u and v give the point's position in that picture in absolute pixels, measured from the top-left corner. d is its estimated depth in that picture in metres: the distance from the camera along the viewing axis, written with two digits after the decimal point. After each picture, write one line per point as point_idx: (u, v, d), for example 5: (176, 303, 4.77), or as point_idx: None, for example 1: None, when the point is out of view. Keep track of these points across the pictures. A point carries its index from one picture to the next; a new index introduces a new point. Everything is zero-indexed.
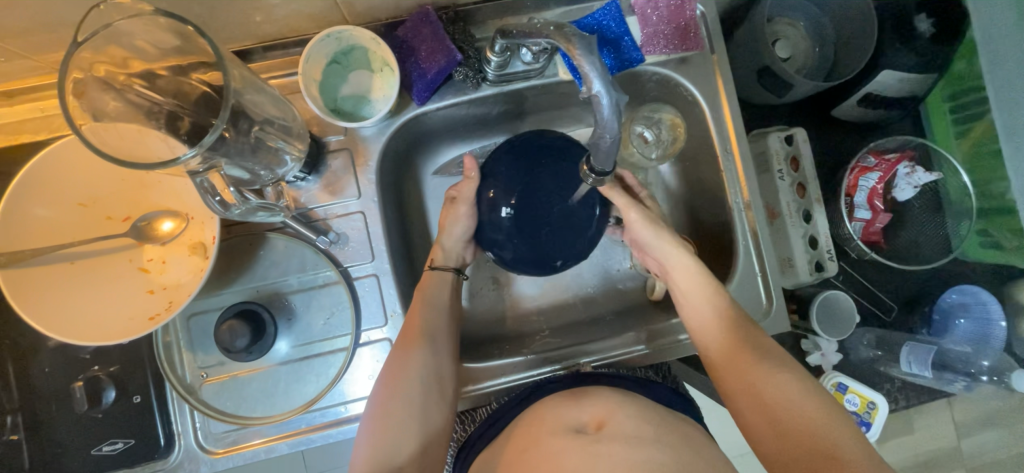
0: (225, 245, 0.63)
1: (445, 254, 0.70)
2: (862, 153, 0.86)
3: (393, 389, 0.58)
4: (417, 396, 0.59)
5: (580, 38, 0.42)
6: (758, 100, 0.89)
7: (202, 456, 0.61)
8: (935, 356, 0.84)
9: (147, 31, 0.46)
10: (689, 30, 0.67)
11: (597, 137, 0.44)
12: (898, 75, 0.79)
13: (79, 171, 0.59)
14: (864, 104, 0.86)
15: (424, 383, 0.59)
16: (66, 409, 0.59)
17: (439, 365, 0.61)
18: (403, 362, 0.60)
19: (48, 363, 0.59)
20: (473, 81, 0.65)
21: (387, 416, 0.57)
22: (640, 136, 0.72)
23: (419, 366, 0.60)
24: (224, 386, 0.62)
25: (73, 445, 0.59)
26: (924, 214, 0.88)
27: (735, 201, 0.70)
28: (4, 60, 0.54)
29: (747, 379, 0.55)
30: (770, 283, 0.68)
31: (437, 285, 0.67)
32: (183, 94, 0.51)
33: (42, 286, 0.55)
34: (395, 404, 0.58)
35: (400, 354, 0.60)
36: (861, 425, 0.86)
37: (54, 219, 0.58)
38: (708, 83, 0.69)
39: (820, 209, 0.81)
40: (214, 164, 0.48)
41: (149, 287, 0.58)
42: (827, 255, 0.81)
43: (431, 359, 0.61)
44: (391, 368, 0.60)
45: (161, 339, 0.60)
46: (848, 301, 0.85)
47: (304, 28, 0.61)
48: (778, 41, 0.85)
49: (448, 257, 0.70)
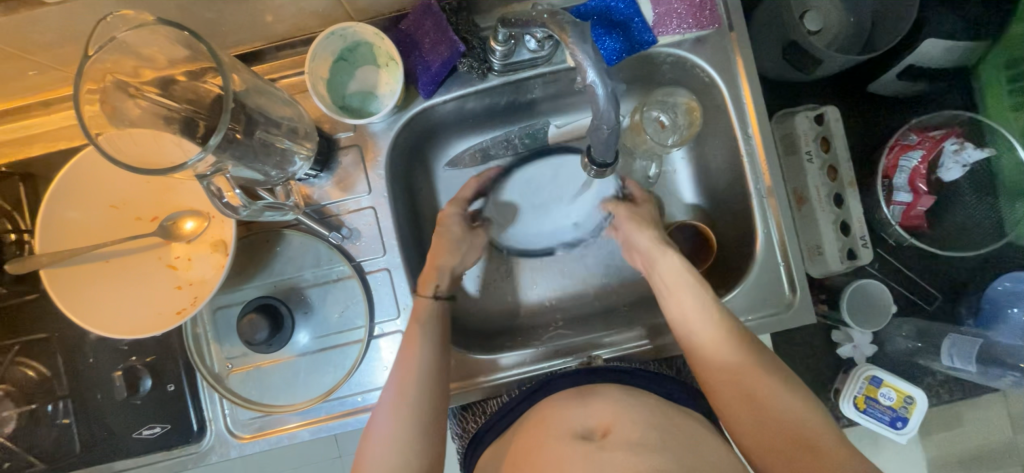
0: (245, 241, 0.66)
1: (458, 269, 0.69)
2: (902, 131, 0.80)
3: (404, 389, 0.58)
4: (429, 391, 0.58)
5: (575, 25, 0.44)
6: (785, 77, 0.84)
7: (232, 441, 0.65)
8: (982, 350, 0.77)
9: (154, 40, 0.48)
10: (704, 7, 0.64)
11: (596, 128, 0.47)
12: (941, 43, 0.73)
13: (111, 176, 0.63)
14: (904, 78, 0.80)
15: (432, 380, 0.59)
16: (109, 396, 0.64)
17: (443, 358, 0.61)
18: (412, 355, 0.59)
19: (92, 354, 0.64)
20: (479, 72, 0.64)
21: (405, 399, 0.57)
22: (656, 121, 0.69)
23: (424, 355, 0.60)
24: (250, 375, 0.65)
25: (118, 428, 0.64)
26: (972, 196, 0.81)
27: (755, 188, 0.66)
28: (37, 73, 0.57)
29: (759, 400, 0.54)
30: (794, 273, 0.65)
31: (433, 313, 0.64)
32: (198, 99, 0.53)
33: (83, 283, 0.59)
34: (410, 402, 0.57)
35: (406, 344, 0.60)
36: (896, 420, 0.81)
37: (89, 219, 0.62)
38: (726, 63, 0.65)
39: (852, 192, 0.76)
40: (221, 167, 0.49)
41: (176, 283, 0.61)
42: (861, 241, 0.76)
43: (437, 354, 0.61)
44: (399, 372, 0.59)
45: (191, 331, 0.64)
46: (883, 290, 0.80)
47: (310, 27, 0.61)
48: (807, 12, 0.78)
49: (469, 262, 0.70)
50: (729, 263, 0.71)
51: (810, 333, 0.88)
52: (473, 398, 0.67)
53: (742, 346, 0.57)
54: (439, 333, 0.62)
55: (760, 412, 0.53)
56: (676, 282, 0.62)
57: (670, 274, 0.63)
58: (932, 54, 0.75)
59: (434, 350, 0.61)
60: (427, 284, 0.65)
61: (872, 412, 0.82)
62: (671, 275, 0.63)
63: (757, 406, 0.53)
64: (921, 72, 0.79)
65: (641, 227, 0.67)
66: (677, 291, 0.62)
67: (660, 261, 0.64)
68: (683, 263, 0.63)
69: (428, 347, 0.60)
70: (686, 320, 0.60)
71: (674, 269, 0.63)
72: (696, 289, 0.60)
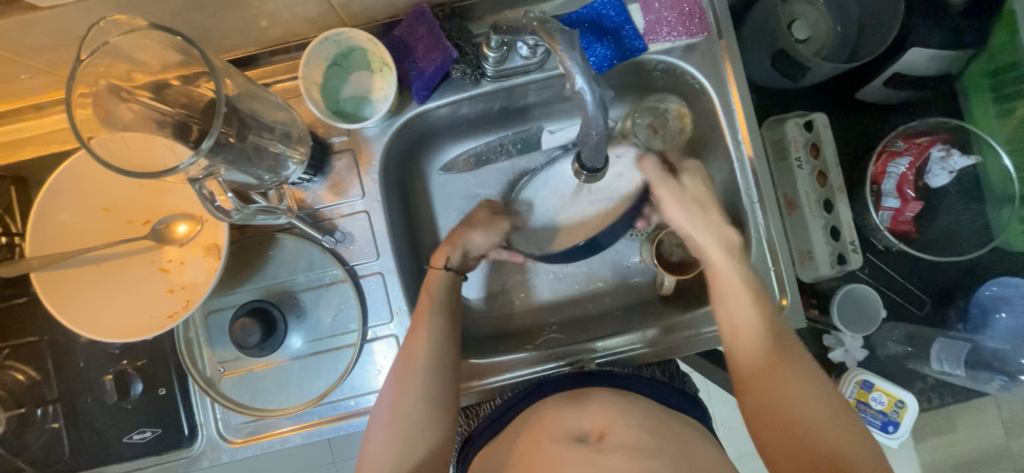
0: (238, 244, 0.66)
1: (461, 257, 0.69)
2: (889, 138, 0.81)
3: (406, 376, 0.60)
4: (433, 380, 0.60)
5: (563, 33, 0.45)
6: (775, 84, 0.85)
7: (223, 445, 0.64)
8: (970, 354, 0.80)
9: (147, 44, 0.48)
10: (693, 15, 0.65)
11: (585, 134, 0.48)
12: (926, 52, 0.75)
13: (103, 179, 0.63)
14: (891, 85, 0.82)
15: (437, 370, 0.61)
16: (100, 400, 0.63)
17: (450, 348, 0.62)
18: (417, 347, 0.61)
19: (82, 358, 0.64)
20: (472, 78, 0.65)
21: (408, 385, 0.60)
22: (646, 126, 0.70)
23: (430, 348, 0.61)
24: (242, 379, 0.65)
25: (108, 432, 0.64)
26: (959, 201, 0.82)
27: (745, 193, 0.67)
28: (30, 76, 0.57)
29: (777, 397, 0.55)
30: (784, 277, 0.65)
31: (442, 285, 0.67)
32: (191, 103, 0.53)
33: (73, 286, 0.59)
34: (411, 394, 0.59)
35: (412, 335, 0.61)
36: (888, 425, 0.81)
37: (80, 222, 0.62)
38: (715, 70, 0.66)
39: (842, 198, 0.77)
40: (213, 171, 0.49)
41: (168, 287, 0.61)
42: (850, 247, 0.77)
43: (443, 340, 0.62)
44: (403, 359, 0.60)
45: (183, 334, 0.64)
46: (874, 295, 0.81)
47: (304, 32, 0.62)
48: (795, 21, 0.80)
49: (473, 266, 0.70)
50: None
51: (802, 338, 0.89)
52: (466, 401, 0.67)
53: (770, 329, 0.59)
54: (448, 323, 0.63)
55: (777, 411, 0.54)
56: (731, 282, 0.61)
57: (728, 274, 0.62)
58: (916, 62, 0.77)
59: (442, 337, 0.62)
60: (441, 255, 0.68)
61: (863, 416, 0.82)
62: (730, 276, 0.62)
63: (775, 399, 0.55)
64: (905, 80, 0.81)
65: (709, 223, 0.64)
66: (728, 284, 0.61)
67: (721, 261, 0.62)
68: (740, 266, 0.62)
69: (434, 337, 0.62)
70: (740, 328, 0.60)
71: (728, 275, 0.62)
72: (755, 298, 0.60)
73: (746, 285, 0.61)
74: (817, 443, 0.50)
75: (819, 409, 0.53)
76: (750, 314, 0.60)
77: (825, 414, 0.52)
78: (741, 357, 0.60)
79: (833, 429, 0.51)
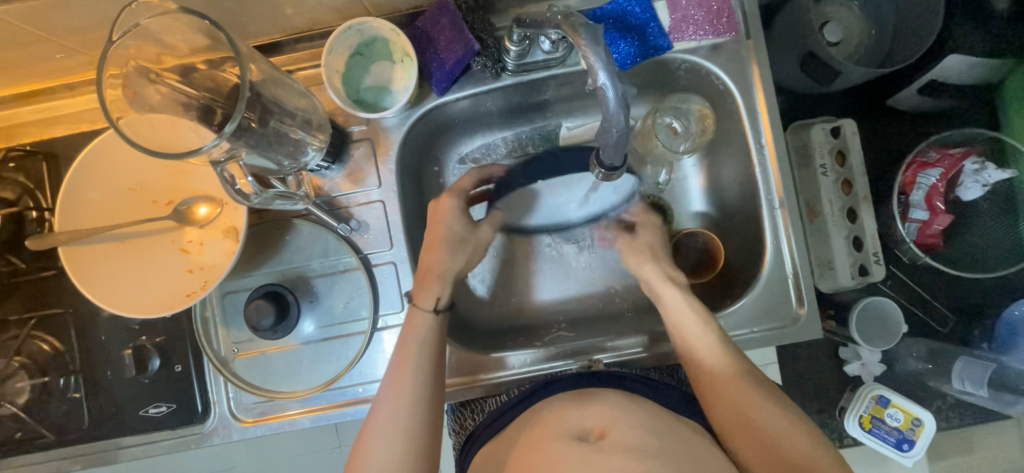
0: (256, 228, 0.67)
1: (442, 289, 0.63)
2: (921, 147, 0.78)
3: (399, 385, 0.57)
4: (423, 395, 0.57)
5: (587, 27, 0.44)
6: (803, 88, 0.83)
7: (234, 424, 0.66)
8: (995, 375, 0.76)
9: (176, 27, 0.49)
10: (722, 14, 0.63)
11: (606, 130, 0.47)
12: (964, 60, 0.72)
13: (130, 160, 0.64)
14: (926, 93, 0.80)
15: (424, 386, 0.57)
16: (119, 373, 0.65)
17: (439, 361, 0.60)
18: (408, 357, 0.58)
19: (104, 332, 0.66)
20: (492, 71, 0.64)
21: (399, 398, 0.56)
22: (668, 127, 0.67)
23: (420, 362, 0.58)
24: (254, 360, 0.66)
25: (125, 404, 0.66)
26: (992, 216, 0.79)
27: (767, 198, 0.65)
28: (65, 56, 0.59)
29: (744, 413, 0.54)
30: (803, 286, 0.64)
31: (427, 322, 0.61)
32: (216, 87, 0.54)
33: (98, 262, 0.61)
34: (400, 409, 0.56)
35: (403, 345, 0.59)
36: (902, 442, 0.79)
37: (106, 200, 0.64)
38: (741, 71, 0.65)
39: (867, 207, 0.75)
40: (235, 154, 0.50)
41: (188, 266, 0.63)
42: (874, 258, 0.74)
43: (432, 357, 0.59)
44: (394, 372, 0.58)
45: (200, 313, 0.65)
46: (897, 310, 0.79)
47: (328, 20, 0.62)
48: (827, 23, 0.78)
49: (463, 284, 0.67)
50: (736, 274, 0.71)
51: (817, 349, 0.87)
52: (471, 395, 0.67)
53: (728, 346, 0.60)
54: (436, 336, 0.61)
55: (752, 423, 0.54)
56: (683, 319, 0.61)
57: (681, 309, 0.62)
58: (954, 69, 0.75)
59: (432, 350, 0.60)
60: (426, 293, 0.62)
61: (877, 432, 0.80)
62: (682, 312, 0.62)
63: (744, 412, 0.55)
64: (942, 87, 0.79)
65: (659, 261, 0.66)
66: (683, 326, 0.61)
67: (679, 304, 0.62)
68: (688, 299, 0.62)
69: (424, 349, 0.59)
70: (698, 353, 0.60)
71: (680, 308, 0.62)
72: (706, 327, 0.60)
73: (694, 312, 0.61)
74: (786, 445, 0.51)
75: (776, 411, 0.54)
76: (704, 337, 0.60)
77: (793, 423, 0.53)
78: (699, 374, 0.59)
79: (793, 428, 0.52)
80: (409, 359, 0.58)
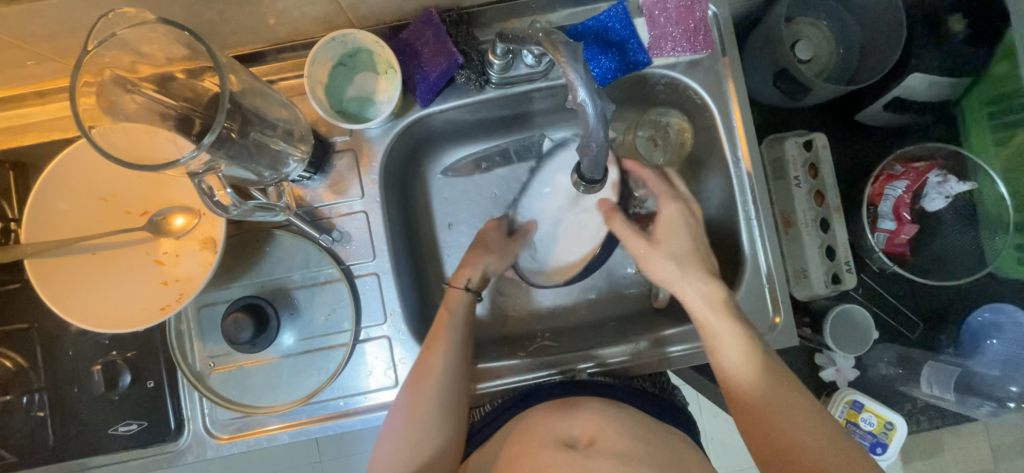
0: (235, 239, 0.66)
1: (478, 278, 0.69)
2: (888, 161, 0.82)
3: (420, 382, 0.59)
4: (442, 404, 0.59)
5: (567, 45, 0.45)
6: (776, 103, 0.86)
7: (209, 441, 0.64)
8: (960, 379, 0.81)
9: (154, 37, 0.48)
10: (698, 31, 0.65)
11: (586, 145, 0.48)
12: (926, 78, 0.76)
13: (102, 169, 0.63)
14: (891, 109, 0.83)
15: (452, 373, 0.60)
16: (86, 390, 0.63)
17: (456, 390, 0.60)
18: (424, 390, 0.59)
19: (72, 348, 0.63)
20: (476, 83, 0.65)
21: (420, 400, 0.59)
22: (647, 140, 0.71)
23: (436, 398, 0.59)
24: (231, 375, 0.65)
25: (93, 423, 0.63)
26: (954, 227, 0.83)
27: (743, 210, 0.67)
28: (36, 63, 0.57)
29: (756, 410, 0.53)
30: (778, 295, 0.66)
31: (462, 305, 0.67)
32: (195, 97, 0.53)
33: (66, 275, 0.59)
34: (410, 446, 0.57)
35: (420, 376, 0.60)
36: (876, 445, 0.81)
37: (76, 211, 0.62)
38: (717, 86, 0.67)
39: (838, 218, 0.78)
40: (213, 166, 0.50)
41: (163, 279, 0.61)
42: (845, 266, 0.78)
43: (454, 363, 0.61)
44: (415, 376, 0.60)
45: (175, 327, 0.64)
46: (866, 316, 0.81)
47: (312, 31, 0.62)
48: (799, 41, 0.80)
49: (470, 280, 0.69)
50: None
51: (794, 355, 0.89)
52: None
53: (767, 373, 0.55)
54: (461, 341, 0.63)
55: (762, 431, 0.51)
56: (717, 337, 0.58)
57: (717, 327, 0.58)
58: (917, 88, 0.77)
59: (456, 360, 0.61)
60: (462, 275, 0.68)
61: (852, 437, 0.82)
62: (719, 334, 0.58)
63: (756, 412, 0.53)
64: (907, 104, 0.82)
65: (688, 276, 0.61)
66: (718, 343, 0.58)
67: (710, 317, 0.59)
68: (732, 326, 0.58)
69: (444, 380, 0.60)
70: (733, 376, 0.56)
71: (719, 330, 0.58)
72: (743, 347, 0.56)
73: (731, 329, 0.58)
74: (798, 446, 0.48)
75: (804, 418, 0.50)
76: (739, 361, 0.56)
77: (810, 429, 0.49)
78: (736, 397, 0.56)
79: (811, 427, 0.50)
80: (428, 391, 0.59)
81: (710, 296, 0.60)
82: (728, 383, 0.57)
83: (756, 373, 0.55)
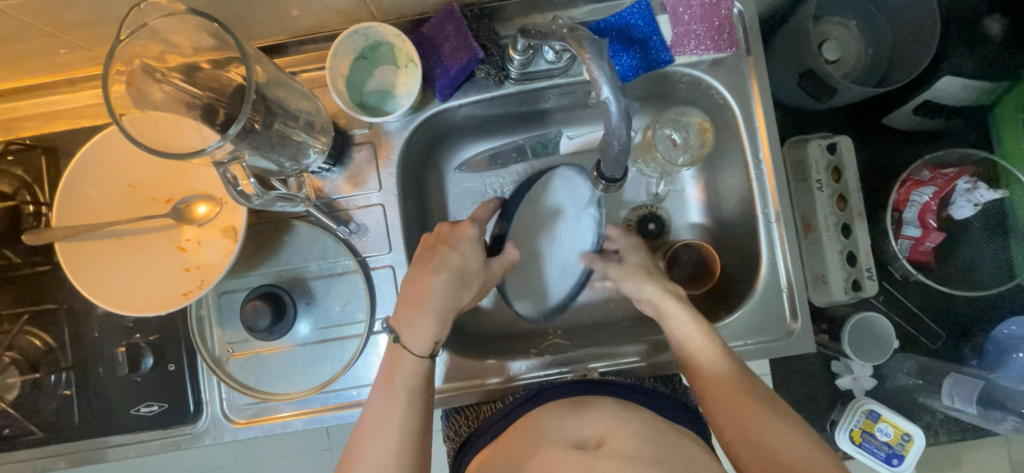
0: (255, 228, 0.67)
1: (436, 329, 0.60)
2: (916, 166, 0.79)
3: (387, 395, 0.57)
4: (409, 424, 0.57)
5: (592, 42, 0.45)
6: (800, 104, 0.84)
7: (226, 425, 0.65)
8: (984, 392, 0.77)
9: (184, 28, 0.49)
10: (723, 29, 0.64)
11: (607, 143, 0.48)
12: (957, 81, 0.73)
13: (129, 156, 0.64)
14: (921, 113, 0.80)
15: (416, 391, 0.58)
16: (111, 370, 0.65)
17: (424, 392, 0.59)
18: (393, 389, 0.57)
19: (97, 329, 0.65)
20: (496, 79, 0.65)
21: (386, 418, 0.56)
22: (668, 138, 0.69)
23: (408, 402, 0.57)
24: (248, 361, 0.66)
25: (116, 403, 0.65)
26: (983, 236, 0.80)
27: (763, 212, 0.66)
28: (69, 51, 0.59)
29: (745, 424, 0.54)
30: (797, 300, 0.64)
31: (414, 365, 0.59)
32: (220, 87, 0.54)
33: (94, 258, 0.61)
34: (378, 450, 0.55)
35: (389, 375, 0.58)
36: (891, 457, 0.79)
37: (105, 196, 0.63)
38: (740, 86, 0.66)
39: (861, 223, 0.76)
40: (238, 155, 0.51)
41: (185, 265, 0.62)
42: (867, 273, 0.76)
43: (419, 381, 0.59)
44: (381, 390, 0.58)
45: (195, 312, 0.65)
46: (887, 325, 0.79)
47: (334, 24, 0.63)
48: (826, 41, 0.78)
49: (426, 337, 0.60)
50: (729, 287, 0.71)
51: (809, 362, 0.88)
52: (466, 401, 0.67)
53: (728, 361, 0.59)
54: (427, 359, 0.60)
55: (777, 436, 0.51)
56: (677, 328, 0.62)
57: (675, 315, 0.62)
58: (948, 90, 0.75)
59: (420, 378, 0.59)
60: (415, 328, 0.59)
61: (868, 447, 0.80)
62: (676, 324, 0.62)
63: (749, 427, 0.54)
64: (937, 108, 0.79)
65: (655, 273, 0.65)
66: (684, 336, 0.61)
67: (668, 305, 0.62)
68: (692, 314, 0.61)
69: (410, 384, 0.58)
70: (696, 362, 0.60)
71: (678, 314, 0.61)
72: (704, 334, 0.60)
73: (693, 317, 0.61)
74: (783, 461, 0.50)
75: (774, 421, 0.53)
76: (700, 347, 0.60)
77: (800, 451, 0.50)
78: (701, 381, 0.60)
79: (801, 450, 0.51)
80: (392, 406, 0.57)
81: (673, 290, 0.63)
82: (689, 366, 0.61)
83: (726, 369, 0.59)
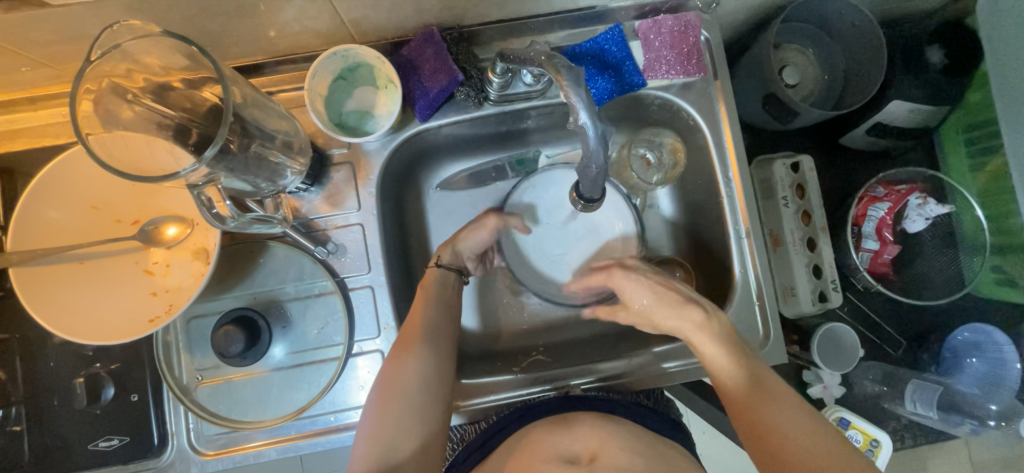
0: (228, 250, 0.65)
1: (452, 256, 0.70)
2: (870, 183, 0.85)
3: (390, 389, 0.58)
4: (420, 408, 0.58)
5: (569, 69, 0.47)
6: (764, 126, 0.89)
7: (193, 457, 0.62)
8: (942, 397, 0.83)
9: (159, 50, 0.48)
10: (692, 55, 0.67)
11: (585, 166, 0.49)
12: (905, 106, 0.78)
13: (92, 176, 0.62)
14: (874, 133, 0.85)
15: (426, 383, 0.59)
16: (67, 403, 0.61)
17: (440, 382, 0.60)
18: (393, 403, 0.57)
19: (53, 359, 0.62)
20: (475, 100, 0.66)
21: (390, 408, 0.57)
22: (642, 158, 0.73)
23: (409, 396, 0.58)
24: (219, 388, 0.63)
25: (72, 438, 0.61)
26: (935, 247, 0.85)
27: (735, 229, 0.69)
28: (30, 69, 0.57)
29: (759, 422, 0.52)
30: (768, 313, 0.67)
31: (440, 283, 0.68)
32: (193, 107, 0.53)
33: (52, 285, 0.58)
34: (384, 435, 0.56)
35: (389, 387, 0.58)
36: None
37: (66, 218, 0.61)
38: (709, 109, 0.69)
39: (824, 238, 0.80)
40: (213, 178, 0.50)
41: (152, 289, 0.60)
42: (831, 285, 0.79)
43: (441, 373, 0.61)
44: (385, 385, 0.58)
45: (162, 338, 0.62)
46: (852, 334, 0.83)
47: (313, 45, 0.63)
48: (786, 67, 0.82)
49: (454, 259, 0.70)
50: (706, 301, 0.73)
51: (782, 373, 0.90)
52: None
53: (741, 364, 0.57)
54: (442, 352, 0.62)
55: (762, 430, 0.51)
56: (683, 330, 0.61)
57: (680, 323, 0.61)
58: (898, 114, 0.80)
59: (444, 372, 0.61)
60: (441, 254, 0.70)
61: None
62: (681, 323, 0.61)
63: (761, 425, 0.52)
64: (888, 130, 0.84)
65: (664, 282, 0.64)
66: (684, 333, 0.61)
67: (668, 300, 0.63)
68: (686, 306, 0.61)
69: (417, 399, 0.58)
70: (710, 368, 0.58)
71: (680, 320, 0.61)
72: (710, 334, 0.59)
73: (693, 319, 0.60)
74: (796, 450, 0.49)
75: (789, 413, 0.52)
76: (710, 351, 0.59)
77: (817, 442, 0.49)
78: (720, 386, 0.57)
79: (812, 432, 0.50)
80: (398, 398, 0.57)
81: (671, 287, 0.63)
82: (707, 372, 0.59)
83: (737, 371, 0.57)
